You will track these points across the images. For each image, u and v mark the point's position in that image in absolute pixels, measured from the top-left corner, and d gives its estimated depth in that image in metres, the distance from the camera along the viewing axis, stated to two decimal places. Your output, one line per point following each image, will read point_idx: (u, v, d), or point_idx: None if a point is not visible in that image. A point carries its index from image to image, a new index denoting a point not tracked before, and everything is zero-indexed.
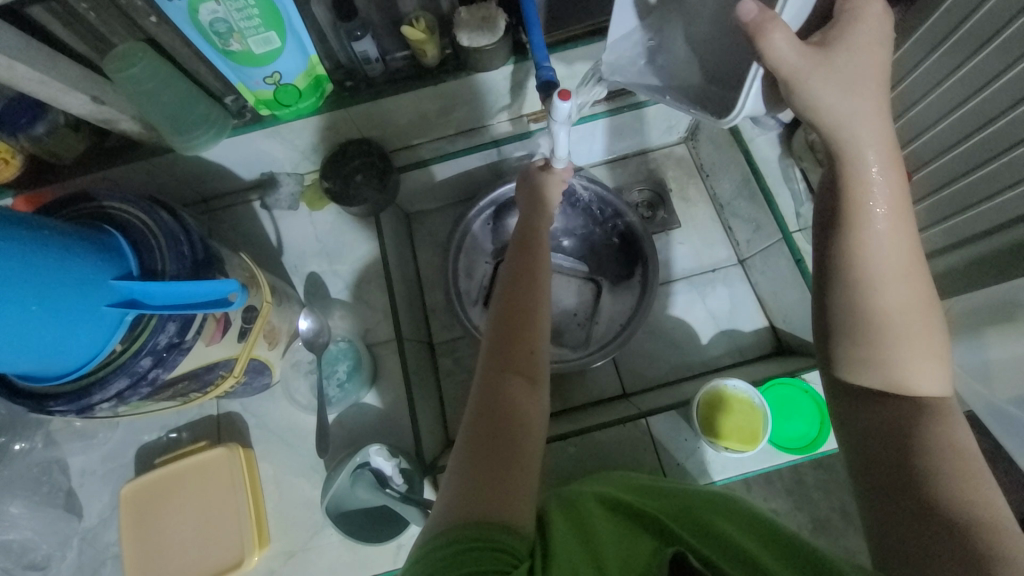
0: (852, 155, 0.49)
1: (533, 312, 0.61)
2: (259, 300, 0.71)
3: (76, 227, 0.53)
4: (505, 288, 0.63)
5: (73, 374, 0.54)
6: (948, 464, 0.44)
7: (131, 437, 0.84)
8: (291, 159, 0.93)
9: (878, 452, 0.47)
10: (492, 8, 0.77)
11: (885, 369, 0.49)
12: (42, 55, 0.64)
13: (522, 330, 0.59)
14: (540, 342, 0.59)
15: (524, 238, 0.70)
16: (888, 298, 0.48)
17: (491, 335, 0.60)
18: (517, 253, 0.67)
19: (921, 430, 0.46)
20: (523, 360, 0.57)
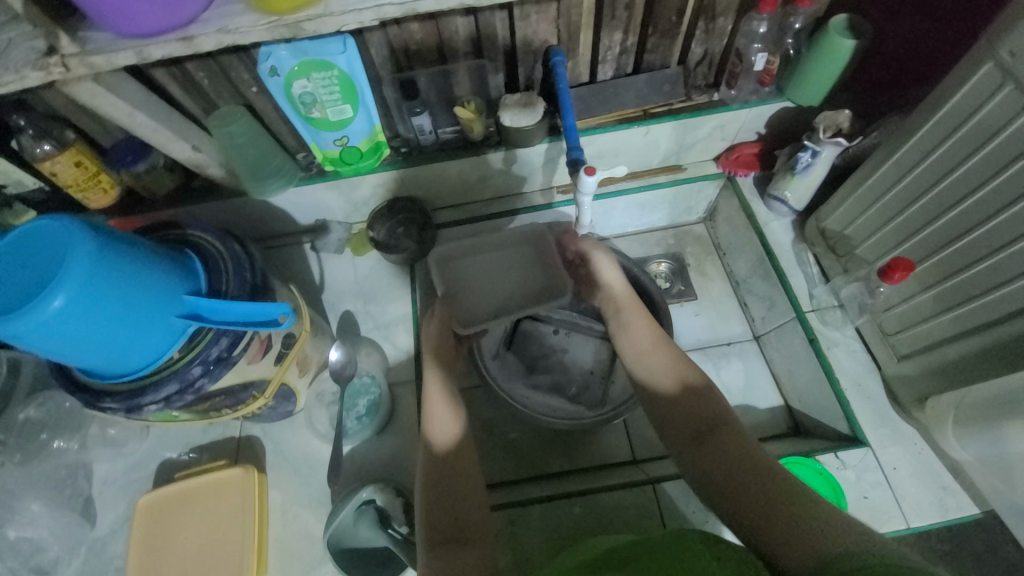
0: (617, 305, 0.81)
1: (456, 465, 0.67)
2: (299, 328, 0.78)
3: (163, 247, 0.62)
4: (432, 438, 0.69)
5: (135, 374, 0.61)
6: (778, 494, 0.53)
7: (157, 449, 0.89)
8: (344, 210, 1.05)
9: (726, 484, 0.57)
10: (533, 97, 0.90)
11: (682, 425, 0.65)
12: (159, 111, 0.78)
13: (456, 469, 0.66)
14: (467, 500, 0.64)
15: (442, 378, 0.76)
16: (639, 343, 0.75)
17: (424, 489, 0.65)
18: (443, 393, 0.73)
19: (725, 447, 0.60)
20: (464, 520, 0.62)
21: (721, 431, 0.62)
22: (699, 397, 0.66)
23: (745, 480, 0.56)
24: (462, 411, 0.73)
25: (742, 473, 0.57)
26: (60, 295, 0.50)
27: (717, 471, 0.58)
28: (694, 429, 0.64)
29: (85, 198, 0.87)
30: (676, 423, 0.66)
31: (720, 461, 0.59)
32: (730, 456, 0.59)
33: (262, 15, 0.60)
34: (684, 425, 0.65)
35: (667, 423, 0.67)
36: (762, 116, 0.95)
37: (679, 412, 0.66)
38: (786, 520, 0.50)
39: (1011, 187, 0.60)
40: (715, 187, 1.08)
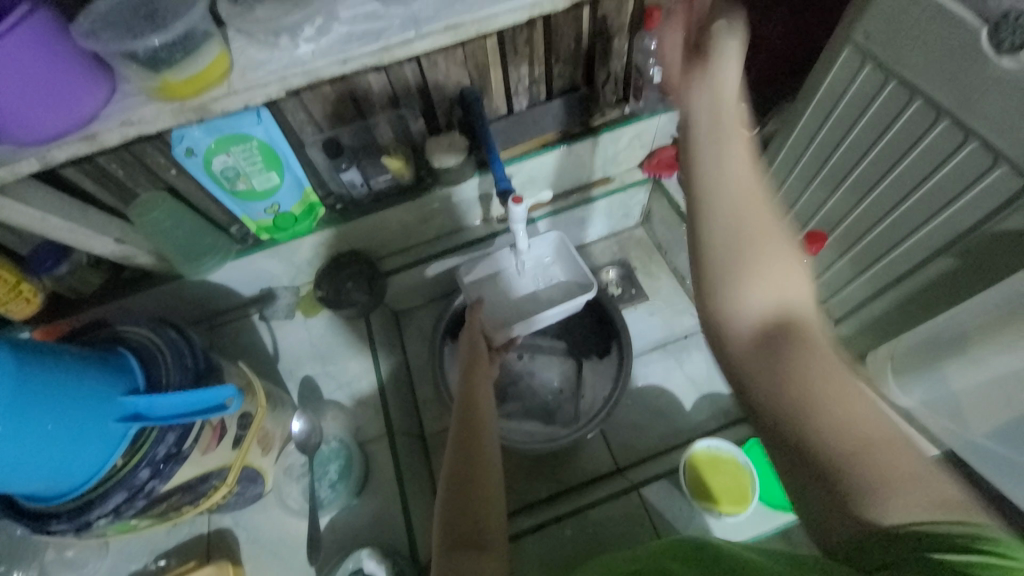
0: (731, 204, 0.50)
1: (478, 474, 0.59)
2: (254, 405, 0.75)
3: (92, 350, 0.60)
4: (452, 460, 0.62)
5: (75, 492, 0.57)
6: (880, 456, 0.38)
7: (120, 563, 0.82)
8: (289, 274, 1.03)
9: (777, 411, 0.42)
10: (457, 136, 0.93)
11: (736, 278, 0.49)
12: (73, 209, 0.76)
13: (475, 472, 0.60)
14: (490, 510, 0.57)
15: (467, 405, 0.69)
16: (741, 179, 0.50)
17: (442, 506, 0.58)
18: (461, 430, 0.65)
19: (846, 426, 0.39)
20: (471, 528, 0.55)
21: (798, 333, 0.47)
22: (803, 326, 0.47)
23: (831, 431, 0.40)
24: (492, 433, 0.66)
25: (816, 449, 0.40)
26: None
27: (793, 446, 0.41)
28: (762, 330, 0.48)
29: (6, 310, 0.81)
30: (754, 362, 0.46)
31: (778, 368, 0.44)
32: (817, 375, 0.43)
33: (165, 103, 0.60)
34: (762, 367, 0.45)
35: (744, 375, 0.47)
36: (672, 121, 1.02)
37: (759, 363, 0.46)
38: (864, 480, 0.37)
39: (890, 153, 0.67)
40: (644, 191, 1.14)
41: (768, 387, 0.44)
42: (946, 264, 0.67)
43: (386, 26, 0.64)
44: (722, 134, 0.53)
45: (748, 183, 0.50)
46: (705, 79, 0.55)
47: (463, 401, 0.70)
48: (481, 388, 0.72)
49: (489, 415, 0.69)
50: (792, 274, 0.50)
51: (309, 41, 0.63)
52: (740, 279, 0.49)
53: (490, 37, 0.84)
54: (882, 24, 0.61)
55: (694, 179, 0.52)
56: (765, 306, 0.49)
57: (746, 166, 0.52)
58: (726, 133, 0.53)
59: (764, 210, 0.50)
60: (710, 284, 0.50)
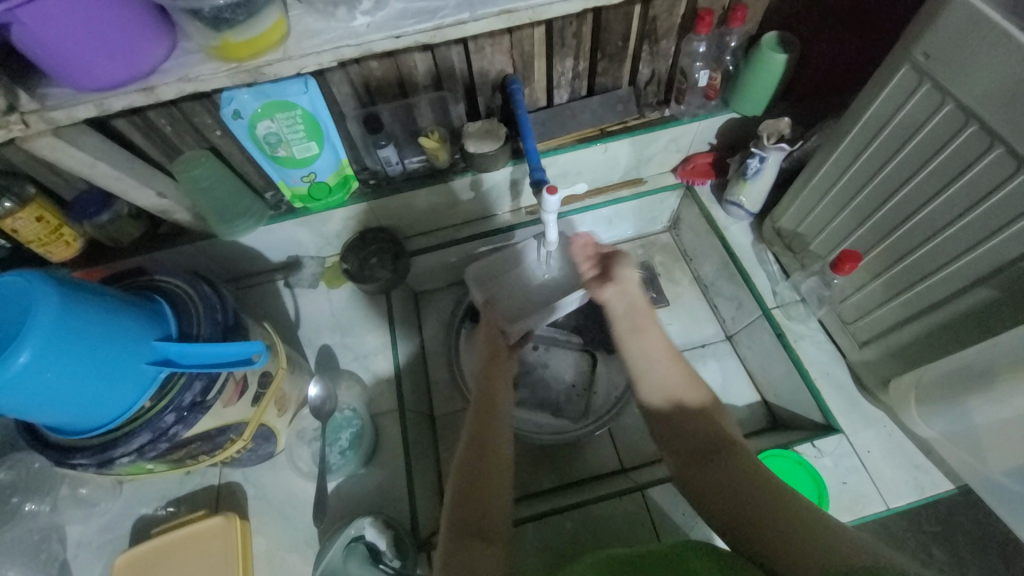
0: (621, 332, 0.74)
1: (490, 467, 0.64)
2: (275, 366, 0.77)
3: (130, 294, 0.62)
4: (467, 449, 0.66)
5: (102, 428, 0.59)
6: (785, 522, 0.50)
7: (133, 505, 0.85)
8: (316, 244, 1.05)
9: (756, 526, 0.51)
10: (495, 123, 0.94)
11: (655, 387, 0.68)
12: (121, 160, 0.78)
13: (489, 450, 0.65)
14: (496, 501, 0.61)
15: (484, 401, 0.72)
16: (645, 340, 0.72)
17: (453, 489, 0.62)
18: (477, 418, 0.69)
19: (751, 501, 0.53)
20: (479, 512, 0.60)
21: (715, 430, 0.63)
22: (693, 415, 0.65)
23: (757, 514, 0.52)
24: (507, 429, 0.70)
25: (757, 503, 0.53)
26: (26, 349, 0.49)
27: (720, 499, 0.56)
28: (699, 449, 0.62)
29: (48, 252, 0.85)
30: (723, 493, 0.57)
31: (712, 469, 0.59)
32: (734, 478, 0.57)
33: (222, 62, 0.62)
34: (710, 470, 0.59)
35: (685, 460, 0.63)
36: (711, 128, 1.01)
37: (688, 437, 0.64)
38: (793, 541, 0.47)
39: (937, 177, 0.66)
40: (676, 197, 1.13)
41: (709, 480, 0.59)
42: (984, 295, 0.65)
43: (441, 5, 0.65)
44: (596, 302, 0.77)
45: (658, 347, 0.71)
46: (621, 290, 0.75)
47: (482, 391, 0.74)
48: (501, 385, 0.76)
49: (506, 408, 0.73)
50: (682, 383, 0.68)
51: (366, 14, 0.64)
52: (654, 379, 0.69)
53: (538, 26, 0.84)
54: (941, 44, 0.59)
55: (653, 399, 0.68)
56: (671, 392, 0.67)
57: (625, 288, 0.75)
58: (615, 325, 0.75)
59: (653, 335, 0.72)
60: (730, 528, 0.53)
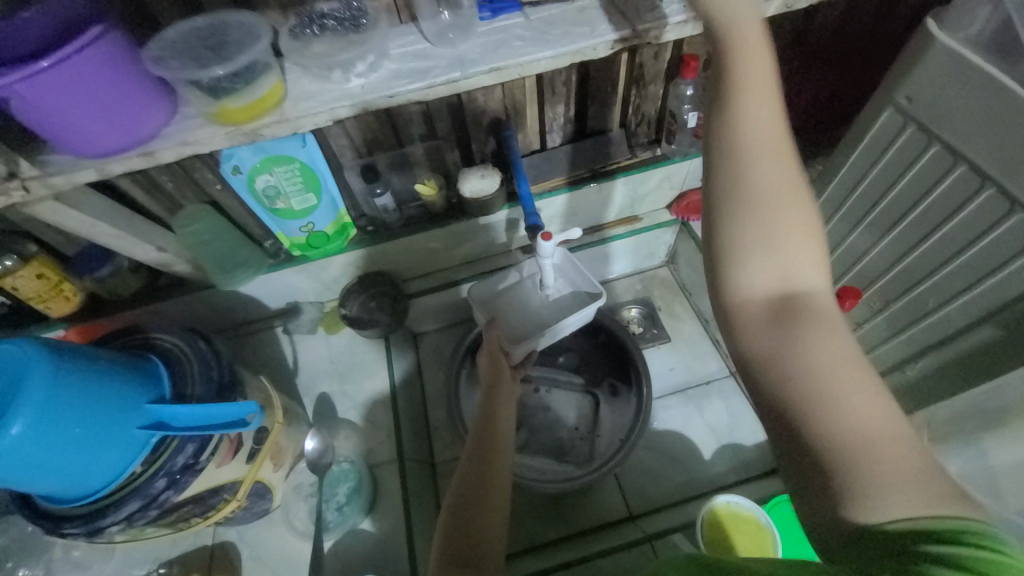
0: (740, 161, 0.44)
1: (488, 497, 0.61)
2: (271, 421, 0.76)
3: (125, 355, 0.62)
4: (460, 486, 0.63)
5: (93, 496, 0.57)
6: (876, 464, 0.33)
7: (124, 568, 0.82)
8: (315, 290, 1.05)
9: (812, 459, 0.34)
10: (489, 168, 0.96)
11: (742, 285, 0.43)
12: (122, 216, 0.80)
13: (488, 466, 0.64)
14: (494, 531, 0.59)
15: (486, 434, 0.68)
16: (756, 271, 0.43)
17: (447, 517, 0.60)
18: (477, 450, 0.66)
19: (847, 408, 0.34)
20: (474, 538, 0.58)
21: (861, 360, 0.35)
22: (806, 321, 0.39)
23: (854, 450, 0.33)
24: (508, 463, 0.66)
25: (855, 445, 0.33)
26: (17, 421, 0.49)
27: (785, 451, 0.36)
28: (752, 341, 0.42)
29: (46, 307, 0.86)
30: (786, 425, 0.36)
31: (782, 392, 0.37)
32: (808, 385, 0.36)
33: (220, 126, 0.63)
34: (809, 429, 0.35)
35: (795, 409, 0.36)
36: (702, 166, 1.03)
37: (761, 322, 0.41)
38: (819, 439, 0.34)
39: (930, 216, 0.66)
40: (671, 232, 1.14)
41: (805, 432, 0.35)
42: (989, 334, 0.64)
43: (432, 65, 0.67)
44: (737, 175, 0.44)
45: (765, 234, 0.43)
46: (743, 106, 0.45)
47: (485, 410, 0.71)
48: (506, 425, 0.70)
49: (511, 429, 0.71)
50: (794, 257, 0.43)
51: (359, 75, 0.66)
52: (751, 256, 0.43)
53: (529, 76, 0.86)
54: (923, 89, 0.60)
55: (737, 179, 0.44)
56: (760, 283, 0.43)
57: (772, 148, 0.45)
58: (743, 172, 0.44)
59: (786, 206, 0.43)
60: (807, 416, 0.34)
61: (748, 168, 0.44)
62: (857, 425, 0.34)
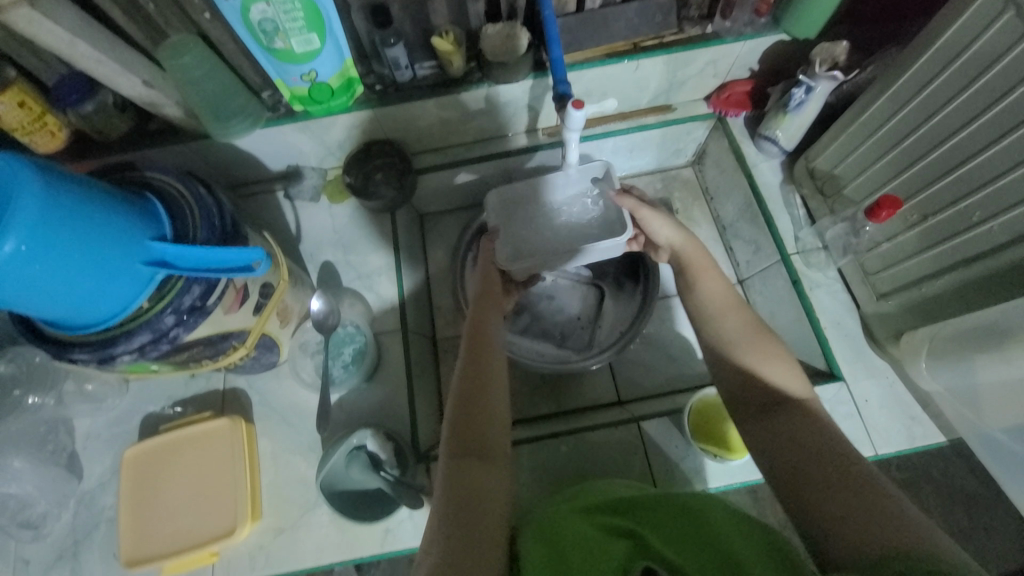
0: (685, 281, 0.70)
1: (486, 393, 0.63)
2: (276, 278, 0.75)
3: (119, 189, 0.58)
4: (460, 382, 0.63)
5: (100, 326, 0.57)
6: (879, 523, 0.44)
7: (139, 404, 0.87)
8: (318, 154, 0.99)
9: (839, 510, 0.46)
10: (517, 27, 0.84)
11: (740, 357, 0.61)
12: (101, 38, 0.70)
13: (484, 365, 0.65)
14: (497, 426, 0.60)
15: (474, 339, 0.68)
16: (726, 322, 0.64)
17: (449, 413, 0.61)
18: (469, 350, 0.67)
19: (849, 473, 0.48)
20: (480, 435, 0.59)
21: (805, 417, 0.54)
22: (790, 412, 0.56)
23: (858, 515, 0.45)
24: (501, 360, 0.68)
25: (850, 495, 0.47)
26: (8, 239, 0.46)
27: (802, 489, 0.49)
28: (757, 402, 0.58)
29: (32, 141, 0.80)
30: (805, 478, 0.50)
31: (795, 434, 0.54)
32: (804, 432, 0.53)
33: None
34: (825, 483, 0.48)
35: (784, 463, 0.52)
36: (756, 51, 0.91)
37: (745, 384, 0.60)
38: (839, 512, 0.46)
39: (1002, 120, 0.59)
40: (705, 128, 1.05)
41: (822, 496, 0.48)
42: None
43: None
44: (689, 277, 0.70)
45: (733, 324, 0.64)
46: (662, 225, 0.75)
47: (473, 319, 0.72)
48: (495, 337, 0.70)
49: (497, 330, 0.72)
50: (749, 331, 0.63)
51: None
52: (735, 347, 0.62)
53: None
54: None
55: (713, 327, 0.65)
56: (783, 374, 0.58)
57: (703, 269, 0.70)
58: (690, 291, 0.69)
59: (725, 287, 0.68)
60: (801, 488, 0.50)
61: (695, 280, 0.69)
62: (826, 461, 0.50)
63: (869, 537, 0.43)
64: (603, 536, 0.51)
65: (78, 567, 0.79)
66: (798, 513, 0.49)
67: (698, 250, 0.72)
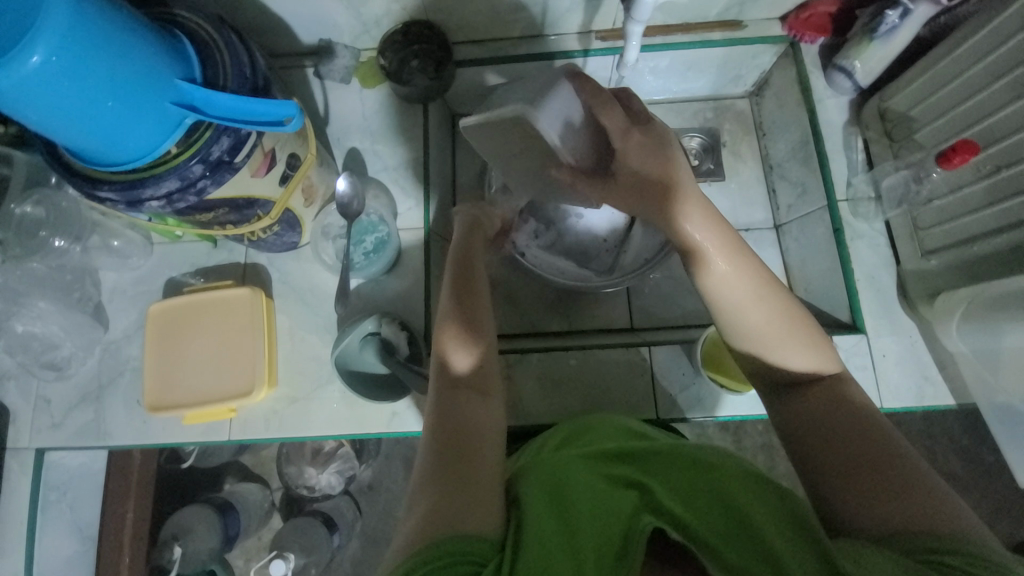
0: (699, 265, 0.59)
1: (476, 336, 0.62)
2: (304, 151, 0.73)
3: (147, 20, 0.54)
4: (446, 329, 0.62)
5: (128, 167, 0.55)
6: (903, 502, 0.47)
7: (161, 266, 0.88)
8: (352, 30, 0.92)
9: (863, 489, 0.49)
10: None
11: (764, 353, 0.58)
12: None
13: (471, 303, 0.65)
14: (488, 358, 0.62)
15: (464, 278, 0.67)
16: (752, 319, 0.57)
17: (439, 354, 0.61)
18: (458, 286, 0.66)
19: (876, 450, 0.51)
20: (472, 376, 0.60)
21: (839, 398, 0.55)
22: (825, 393, 0.56)
23: (883, 493, 0.48)
24: (486, 294, 0.67)
25: (875, 474, 0.49)
26: (37, 47, 0.44)
27: (828, 469, 0.52)
28: (786, 383, 0.59)
29: None
30: (828, 453, 0.53)
31: (824, 415, 0.55)
32: (831, 412, 0.55)
33: None
34: (853, 464, 0.51)
35: (807, 436, 0.55)
36: None
37: (772, 372, 0.59)
38: (863, 492, 0.49)
39: None
40: (773, 54, 0.95)
41: (848, 477, 0.50)
42: None
43: None
44: (701, 259, 0.59)
45: (758, 319, 0.57)
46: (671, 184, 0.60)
47: (458, 254, 0.70)
48: (479, 281, 0.67)
49: (483, 264, 0.71)
50: (773, 321, 0.57)
51: None
52: (761, 345, 0.58)
53: None
54: None
55: (729, 322, 0.59)
56: (802, 361, 0.57)
57: (724, 243, 0.59)
58: (705, 278, 0.59)
59: (746, 272, 0.58)
60: (826, 470, 0.52)
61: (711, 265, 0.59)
62: (851, 441, 0.52)
63: (890, 513, 0.47)
64: (611, 487, 0.55)
65: (104, 408, 0.84)
66: (819, 492, 0.52)
67: (719, 225, 0.60)
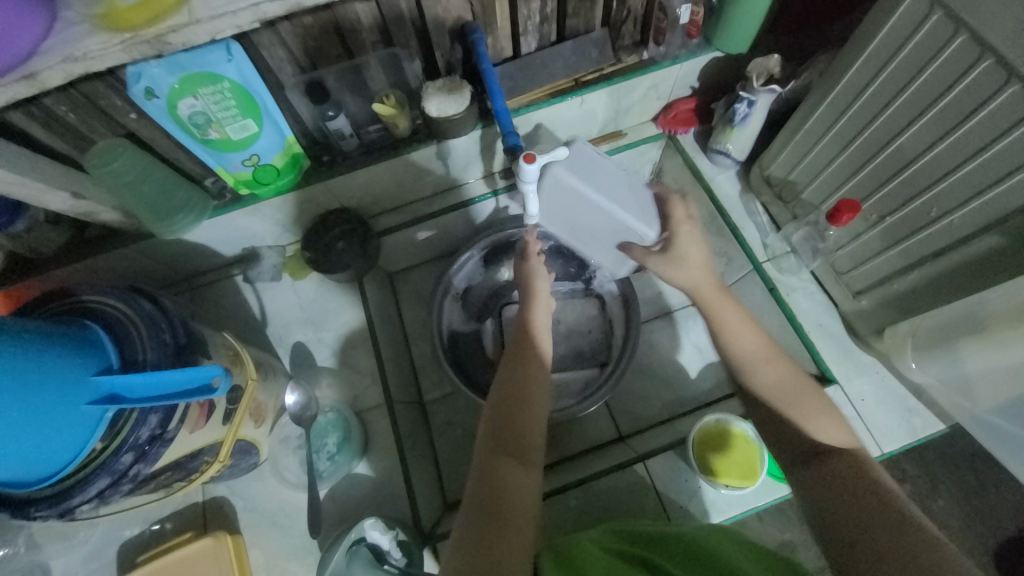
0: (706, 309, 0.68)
1: (524, 397, 0.63)
2: (243, 378, 0.71)
3: (55, 324, 0.53)
4: (501, 389, 0.65)
5: (49, 479, 0.51)
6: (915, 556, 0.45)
7: (114, 533, 0.80)
8: (273, 233, 0.95)
9: (876, 540, 0.47)
10: (458, 81, 0.82)
11: (754, 376, 0.64)
12: (22, 159, 0.66)
13: (523, 366, 0.67)
14: (533, 427, 0.62)
15: (521, 346, 0.70)
16: (743, 341, 0.65)
17: (487, 417, 0.63)
18: (515, 351, 0.69)
19: (889, 512, 0.49)
20: (517, 440, 0.60)
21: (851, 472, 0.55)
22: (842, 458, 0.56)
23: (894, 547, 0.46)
24: (544, 362, 0.69)
25: (890, 531, 0.48)
26: None
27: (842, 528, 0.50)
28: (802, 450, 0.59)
29: None
30: (848, 523, 0.50)
31: (838, 481, 0.54)
32: (839, 483, 0.54)
33: (114, 34, 0.56)
34: (870, 524, 0.49)
35: (835, 516, 0.52)
36: (692, 71, 0.93)
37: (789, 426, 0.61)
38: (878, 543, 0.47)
39: (945, 118, 0.61)
40: (658, 147, 1.06)
41: (865, 532, 0.49)
42: (991, 242, 0.62)
43: None
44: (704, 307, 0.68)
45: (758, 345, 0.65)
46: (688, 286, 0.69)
47: (517, 324, 0.73)
48: (537, 356, 0.68)
49: (544, 329, 0.73)
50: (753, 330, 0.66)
51: None
52: (759, 368, 0.64)
53: None
54: None
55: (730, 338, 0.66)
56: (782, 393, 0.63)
57: (730, 306, 0.67)
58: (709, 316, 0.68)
59: (732, 312, 0.67)
60: (841, 526, 0.51)
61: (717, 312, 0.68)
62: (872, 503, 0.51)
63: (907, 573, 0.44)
64: (619, 561, 0.54)
65: None
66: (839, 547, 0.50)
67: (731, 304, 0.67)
